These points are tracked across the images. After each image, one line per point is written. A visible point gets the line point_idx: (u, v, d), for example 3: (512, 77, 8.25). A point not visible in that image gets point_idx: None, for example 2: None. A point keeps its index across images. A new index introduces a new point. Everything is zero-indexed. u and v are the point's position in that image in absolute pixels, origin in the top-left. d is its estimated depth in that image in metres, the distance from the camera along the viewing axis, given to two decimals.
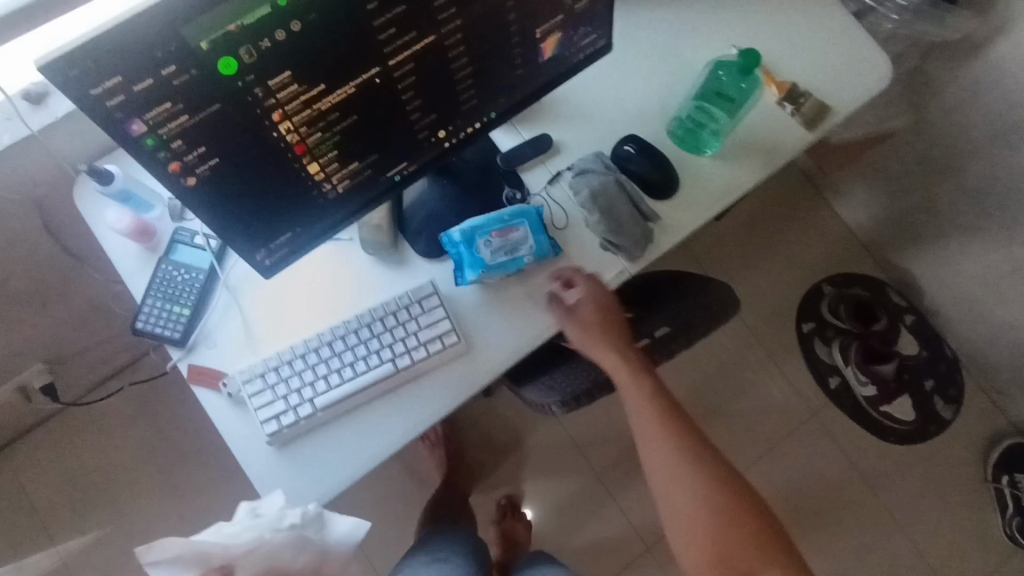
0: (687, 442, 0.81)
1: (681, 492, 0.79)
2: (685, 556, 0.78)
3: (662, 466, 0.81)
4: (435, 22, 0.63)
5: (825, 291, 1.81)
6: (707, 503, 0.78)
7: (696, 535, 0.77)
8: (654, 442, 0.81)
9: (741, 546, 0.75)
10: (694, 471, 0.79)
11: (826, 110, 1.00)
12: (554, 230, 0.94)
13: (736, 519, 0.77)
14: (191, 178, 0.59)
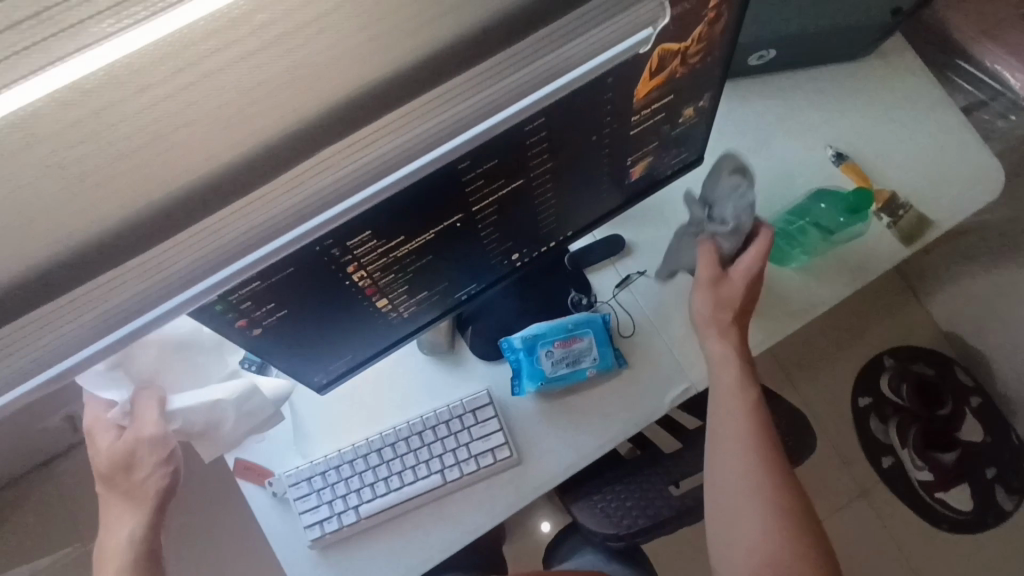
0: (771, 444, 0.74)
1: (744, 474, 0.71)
2: (721, 532, 0.71)
3: (734, 441, 0.74)
4: (526, 168, 0.58)
5: (886, 365, 1.70)
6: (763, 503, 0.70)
7: (739, 518, 0.70)
8: (736, 423, 0.75)
9: (783, 547, 0.67)
10: (767, 470, 0.71)
11: (927, 223, 0.92)
12: (620, 339, 0.88)
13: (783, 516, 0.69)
14: (257, 330, 0.55)
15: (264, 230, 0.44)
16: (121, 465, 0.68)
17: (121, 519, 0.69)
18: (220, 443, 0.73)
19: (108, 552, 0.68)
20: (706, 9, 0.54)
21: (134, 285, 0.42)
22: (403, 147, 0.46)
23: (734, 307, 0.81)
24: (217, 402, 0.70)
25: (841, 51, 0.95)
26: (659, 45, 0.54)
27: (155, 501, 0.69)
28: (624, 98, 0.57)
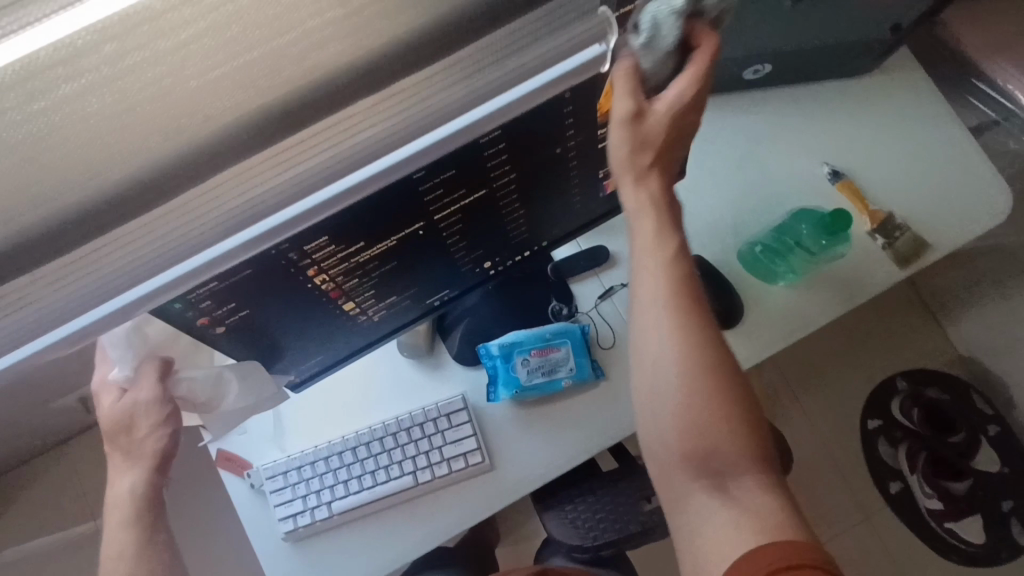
0: (697, 304, 0.57)
1: (673, 365, 0.55)
2: (657, 438, 0.56)
3: (658, 322, 0.56)
4: (488, 178, 0.59)
5: (898, 388, 1.62)
6: (700, 394, 0.54)
7: (677, 418, 0.54)
8: (657, 296, 0.56)
9: (729, 447, 0.54)
10: (700, 341, 0.55)
11: (923, 246, 0.89)
12: (600, 350, 0.87)
13: (725, 402, 0.54)
14: (221, 327, 0.57)
15: (207, 234, 0.46)
16: (124, 424, 0.61)
17: (117, 479, 0.62)
18: (217, 415, 0.68)
19: (112, 507, 0.61)
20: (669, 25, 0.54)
21: (89, 275, 0.46)
22: (341, 156, 0.47)
23: (656, 147, 0.58)
24: (222, 368, 0.65)
25: (841, 66, 0.92)
26: (620, 61, 0.54)
27: (154, 465, 0.62)
28: (587, 111, 0.58)
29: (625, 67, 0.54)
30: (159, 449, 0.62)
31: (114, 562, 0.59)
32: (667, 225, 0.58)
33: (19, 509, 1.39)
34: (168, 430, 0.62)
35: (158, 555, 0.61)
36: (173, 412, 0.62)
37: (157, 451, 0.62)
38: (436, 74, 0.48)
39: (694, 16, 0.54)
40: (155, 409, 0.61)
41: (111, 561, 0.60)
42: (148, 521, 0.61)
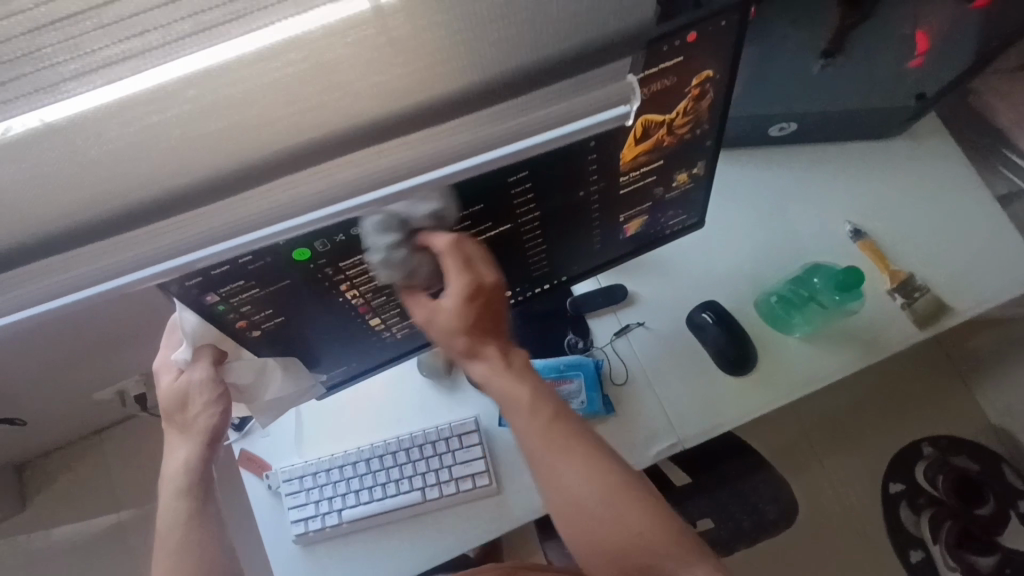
0: (570, 428, 0.63)
1: (574, 493, 0.61)
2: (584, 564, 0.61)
3: (565, 478, 0.61)
4: (513, 214, 0.64)
5: (923, 453, 1.57)
6: (608, 500, 0.60)
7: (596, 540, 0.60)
8: (537, 447, 0.62)
9: (649, 547, 0.58)
10: (582, 465, 0.61)
11: (944, 309, 0.89)
12: (613, 385, 0.90)
13: (625, 506, 0.60)
14: (257, 332, 0.63)
15: (254, 220, 0.48)
16: (180, 402, 0.64)
17: (174, 450, 0.64)
18: (260, 405, 0.70)
19: (165, 476, 0.64)
20: (688, 87, 0.58)
21: (143, 247, 0.47)
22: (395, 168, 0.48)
23: (461, 334, 0.63)
24: (267, 361, 0.66)
25: (870, 130, 0.96)
26: (642, 115, 0.59)
27: (207, 439, 0.64)
28: (610, 160, 0.63)
29: (439, 244, 0.59)
30: (210, 427, 0.65)
31: (169, 526, 0.62)
32: (511, 371, 0.65)
33: (46, 496, 1.46)
34: (217, 410, 0.64)
35: (207, 524, 0.63)
36: (222, 393, 0.65)
37: (208, 428, 0.64)
38: (497, 111, 0.49)
39: (713, 78, 0.59)
40: (207, 389, 0.63)
41: (167, 527, 0.62)
42: (200, 492, 0.63)
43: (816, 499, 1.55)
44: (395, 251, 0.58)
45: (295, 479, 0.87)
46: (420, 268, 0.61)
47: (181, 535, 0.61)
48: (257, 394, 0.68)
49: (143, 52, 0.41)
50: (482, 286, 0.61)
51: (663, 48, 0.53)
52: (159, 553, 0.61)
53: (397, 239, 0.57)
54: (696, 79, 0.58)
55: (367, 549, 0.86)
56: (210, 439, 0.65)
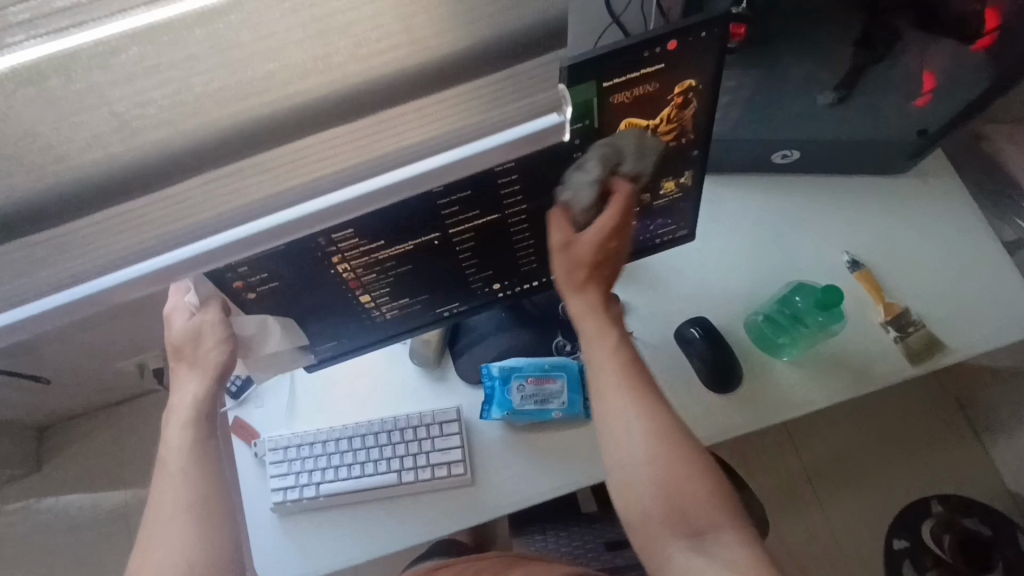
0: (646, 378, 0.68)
1: (633, 446, 0.65)
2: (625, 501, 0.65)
3: (626, 415, 0.66)
4: (500, 205, 0.67)
5: (932, 511, 1.48)
6: (662, 459, 0.64)
7: (636, 487, 0.64)
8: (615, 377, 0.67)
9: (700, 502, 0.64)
10: (647, 425, 0.65)
11: (935, 345, 0.88)
12: (596, 391, 0.91)
13: (678, 457, 0.64)
14: (253, 293, 0.67)
15: (187, 233, 0.44)
16: (192, 339, 0.65)
17: (180, 384, 0.65)
18: (256, 360, 0.73)
19: (172, 411, 0.64)
20: (671, 94, 0.62)
21: (82, 256, 0.44)
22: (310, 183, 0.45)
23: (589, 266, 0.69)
24: (269, 316, 0.70)
25: (872, 164, 0.96)
26: (625, 118, 0.62)
27: (216, 377, 0.66)
28: (595, 161, 0.66)
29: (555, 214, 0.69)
30: (219, 365, 0.66)
31: (174, 456, 0.62)
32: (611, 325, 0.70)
33: (62, 462, 1.53)
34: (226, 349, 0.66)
35: (213, 456, 0.64)
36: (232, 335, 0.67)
37: (218, 367, 0.66)
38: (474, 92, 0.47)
39: (696, 88, 0.62)
40: (219, 330, 0.66)
41: (169, 455, 0.62)
42: (207, 426, 0.64)
43: (810, 543, 1.48)
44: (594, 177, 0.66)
45: (280, 447, 0.90)
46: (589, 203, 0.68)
47: (183, 463, 0.62)
48: (256, 346, 0.71)
49: (63, 8, 0.36)
50: (571, 240, 0.68)
51: (644, 53, 0.56)
52: (159, 480, 0.61)
53: (601, 172, 0.65)
54: (679, 88, 0.61)
55: (340, 524, 0.89)
56: (219, 376, 0.66)
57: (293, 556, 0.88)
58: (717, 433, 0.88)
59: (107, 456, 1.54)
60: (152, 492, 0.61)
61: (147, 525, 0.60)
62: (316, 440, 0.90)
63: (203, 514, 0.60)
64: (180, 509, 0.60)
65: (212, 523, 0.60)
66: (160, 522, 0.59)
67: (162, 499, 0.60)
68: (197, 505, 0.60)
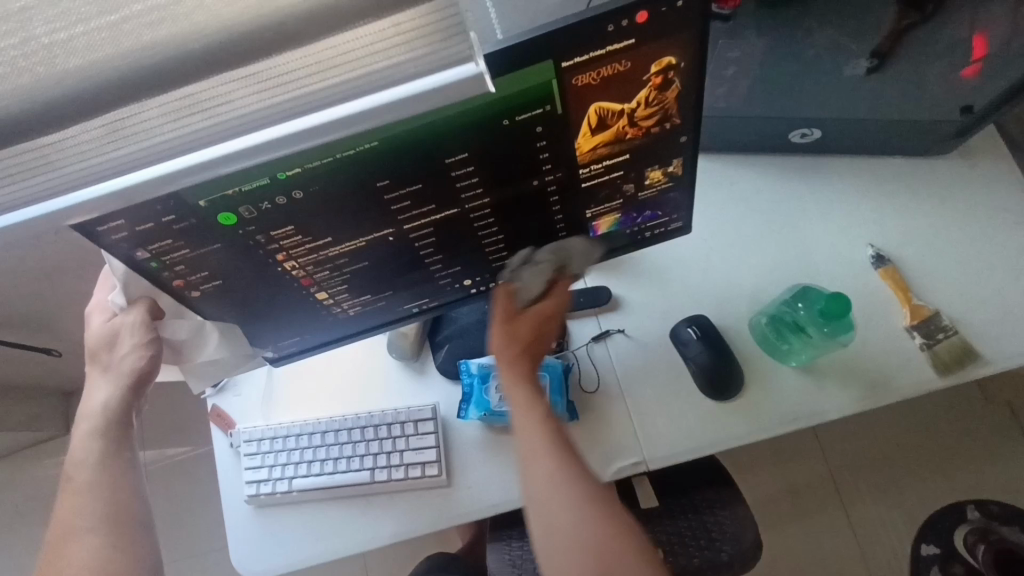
0: (575, 463, 0.64)
1: (558, 521, 0.62)
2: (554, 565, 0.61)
3: (550, 483, 0.63)
4: (458, 199, 0.61)
5: (969, 517, 1.38)
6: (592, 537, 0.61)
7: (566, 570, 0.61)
8: (546, 454, 0.64)
9: (630, 572, 0.60)
10: (575, 504, 0.62)
11: (969, 355, 0.78)
12: (581, 392, 0.85)
13: (610, 535, 0.61)
14: (196, 292, 0.63)
15: (105, 170, 0.44)
16: (108, 344, 0.62)
17: (93, 389, 0.62)
18: (193, 366, 0.71)
19: (82, 420, 0.61)
20: (647, 74, 0.53)
21: None
22: (218, 127, 0.43)
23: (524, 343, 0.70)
24: (207, 320, 0.67)
25: (905, 143, 0.85)
26: (593, 102, 0.54)
27: (132, 384, 0.62)
28: (563, 149, 0.58)
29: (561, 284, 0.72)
30: (137, 372, 0.62)
31: (79, 471, 0.59)
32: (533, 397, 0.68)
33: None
34: (142, 355, 0.62)
35: (123, 468, 0.60)
36: (152, 341, 0.62)
37: (134, 373, 0.62)
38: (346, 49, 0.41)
39: (678, 65, 0.53)
40: (138, 334, 0.62)
41: (74, 469, 0.59)
42: (116, 437, 0.61)
43: (826, 543, 1.40)
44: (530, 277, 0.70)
45: (252, 439, 0.88)
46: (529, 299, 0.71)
47: (90, 476, 0.59)
48: (188, 350, 0.70)
49: None
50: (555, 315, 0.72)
51: (609, 26, 0.48)
52: (64, 495, 0.58)
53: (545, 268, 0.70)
54: (656, 66, 0.52)
55: (315, 519, 0.87)
56: (134, 384, 0.62)
57: (266, 548, 0.87)
58: (713, 445, 0.81)
59: None
60: (57, 508, 0.58)
61: (49, 540, 0.57)
62: (290, 432, 0.88)
63: (104, 526, 0.57)
64: (82, 526, 0.57)
65: (121, 535, 0.57)
66: (63, 541, 0.56)
67: (65, 516, 0.57)
68: (105, 520, 0.57)
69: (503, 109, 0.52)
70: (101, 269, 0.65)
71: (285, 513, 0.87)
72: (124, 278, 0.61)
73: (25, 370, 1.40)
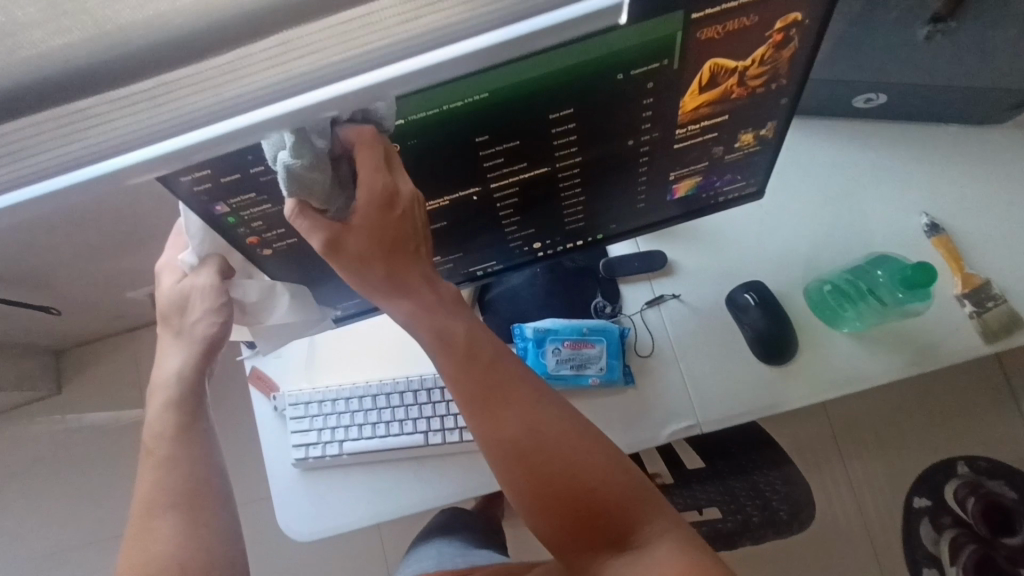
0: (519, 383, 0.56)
1: (534, 448, 0.54)
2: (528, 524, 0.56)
3: (501, 412, 0.54)
4: (551, 157, 0.58)
5: (958, 471, 1.40)
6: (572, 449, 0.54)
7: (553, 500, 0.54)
8: (478, 387, 0.55)
9: (618, 481, 0.54)
10: (546, 417, 0.55)
11: (1017, 322, 0.79)
12: (635, 356, 0.85)
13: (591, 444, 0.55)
14: (268, 250, 0.60)
15: (211, 114, 0.36)
16: (180, 307, 0.62)
17: (167, 356, 0.63)
18: (262, 330, 0.68)
19: (157, 385, 0.63)
20: (771, 30, 0.50)
21: (29, 154, 0.35)
22: (321, 68, 0.35)
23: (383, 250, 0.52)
24: (277, 282, 0.65)
25: (965, 110, 0.84)
26: (710, 58, 0.51)
27: (203, 349, 0.63)
28: (667, 108, 0.56)
29: (361, 137, 0.47)
30: (208, 336, 0.63)
31: (160, 443, 0.61)
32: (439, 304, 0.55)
33: (82, 383, 1.55)
34: (213, 319, 0.63)
35: (197, 442, 0.62)
36: (223, 304, 0.63)
37: (205, 338, 0.63)
38: None
39: (801, 23, 0.50)
40: (209, 298, 0.62)
41: (154, 442, 0.62)
42: (190, 407, 0.63)
43: None
44: (305, 141, 0.44)
45: (298, 401, 0.86)
46: (333, 195, 0.50)
47: (170, 450, 0.61)
48: (254, 316, 0.67)
49: None
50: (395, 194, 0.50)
51: None
52: (145, 468, 0.61)
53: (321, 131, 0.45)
54: (782, 22, 0.50)
55: (363, 482, 0.86)
56: (205, 349, 0.63)
57: (314, 511, 0.85)
58: (768, 407, 0.82)
59: (121, 384, 1.55)
60: (139, 481, 0.61)
61: (135, 515, 0.60)
62: (338, 394, 0.86)
63: (185, 503, 0.59)
64: (163, 502, 0.59)
65: (197, 508, 0.60)
66: (144, 517, 0.59)
67: (146, 490, 0.60)
68: (186, 494, 0.60)
69: (622, 61, 0.49)
70: (173, 228, 0.65)
71: (332, 476, 0.86)
72: (199, 234, 0.59)
73: (19, 329, 1.33)
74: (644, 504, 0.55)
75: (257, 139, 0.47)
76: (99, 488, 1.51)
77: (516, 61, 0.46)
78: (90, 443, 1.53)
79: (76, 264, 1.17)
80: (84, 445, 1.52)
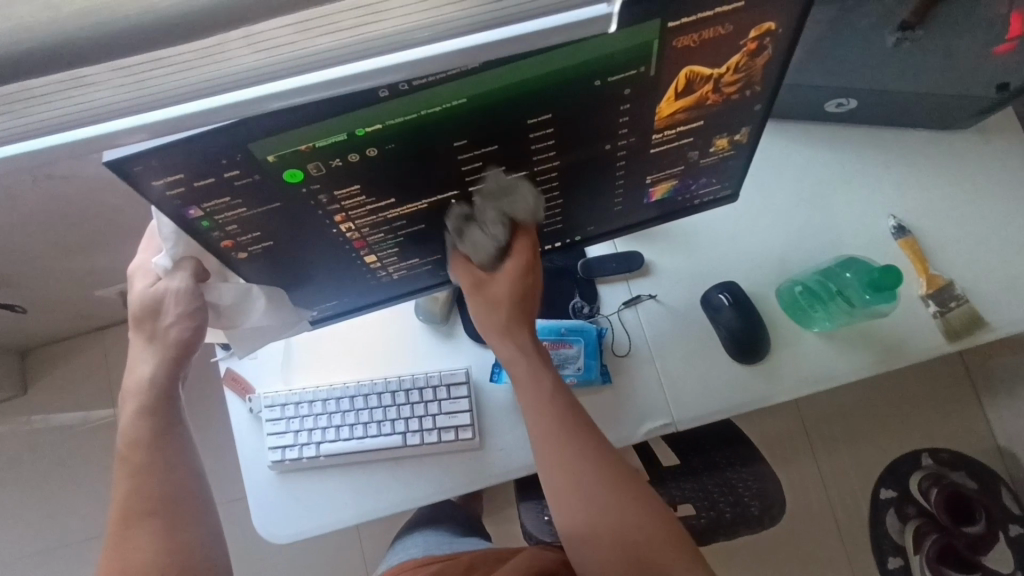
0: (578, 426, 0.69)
1: (583, 480, 0.66)
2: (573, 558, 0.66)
3: (558, 449, 0.68)
4: (530, 161, 0.58)
5: (922, 464, 1.44)
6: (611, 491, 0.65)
7: (593, 527, 0.65)
8: (544, 422, 0.69)
9: (646, 521, 0.64)
10: (593, 461, 0.67)
11: (977, 322, 0.82)
12: (612, 356, 0.86)
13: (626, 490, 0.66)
14: (243, 254, 0.59)
15: (229, 83, 0.39)
16: (153, 311, 0.61)
17: (138, 361, 0.62)
18: (237, 332, 0.68)
19: (129, 388, 0.62)
20: (745, 38, 0.51)
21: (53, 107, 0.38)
22: (323, 50, 0.37)
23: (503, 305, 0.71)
24: (252, 285, 0.64)
25: (932, 117, 0.87)
26: (687, 65, 0.52)
27: (176, 354, 0.62)
28: (643, 114, 0.56)
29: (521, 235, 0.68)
30: (181, 341, 0.62)
31: (135, 451, 0.61)
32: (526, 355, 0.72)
33: (46, 383, 1.51)
34: (187, 324, 0.62)
35: (174, 447, 0.62)
36: (197, 310, 0.62)
37: (179, 343, 0.62)
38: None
39: (775, 32, 0.51)
40: (184, 303, 0.61)
41: (129, 449, 0.61)
42: (165, 412, 0.62)
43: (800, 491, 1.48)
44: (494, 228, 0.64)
45: (273, 403, 0.85)
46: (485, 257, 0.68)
47: (146, 457, 0.60)
48: (228, 319, 0.66)
49: None
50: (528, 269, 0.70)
51: None
52: (119, 476, 0.60)
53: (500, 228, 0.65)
54: (757, 31, 0.51)
55: (339, 482, 0.85)
56: (179, 353, 0.62)
57: (288, 512, 0.85)
58: (743, 404, 0.84)
59: (88, 384, 1.51)
60: (114, 489, 0.60)
61: (113, 524, 0.58)
62: (314, 395, 0.85)
63: (163, 510, 0.59)
64: (141, 509, 0.58)
65: (175, 515, 0.59)
66: (122, 526, 0.58)
67: (121, 499, 0.59)
68: (162, 501, 0.59)
69: (599, 67, 0.49)
70: (147, 230, 0.64)
71: (306, 477, 0.85)
72: (172, 239, 0.58)
73: None
74: (668, 545, 0.63)
75: (229, 143, 0.46)
76: (65, 489, 1.47)
77: (496, 67, 0.45)
78: (56, 443, 1.49)
79: (40, 263, 1.13)
80: (49, 445, 1.48)
